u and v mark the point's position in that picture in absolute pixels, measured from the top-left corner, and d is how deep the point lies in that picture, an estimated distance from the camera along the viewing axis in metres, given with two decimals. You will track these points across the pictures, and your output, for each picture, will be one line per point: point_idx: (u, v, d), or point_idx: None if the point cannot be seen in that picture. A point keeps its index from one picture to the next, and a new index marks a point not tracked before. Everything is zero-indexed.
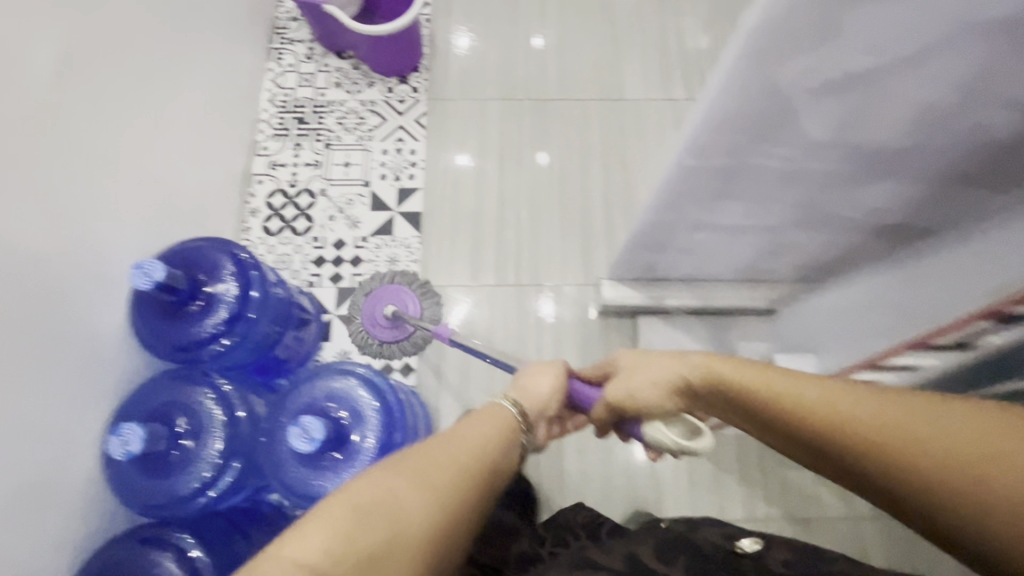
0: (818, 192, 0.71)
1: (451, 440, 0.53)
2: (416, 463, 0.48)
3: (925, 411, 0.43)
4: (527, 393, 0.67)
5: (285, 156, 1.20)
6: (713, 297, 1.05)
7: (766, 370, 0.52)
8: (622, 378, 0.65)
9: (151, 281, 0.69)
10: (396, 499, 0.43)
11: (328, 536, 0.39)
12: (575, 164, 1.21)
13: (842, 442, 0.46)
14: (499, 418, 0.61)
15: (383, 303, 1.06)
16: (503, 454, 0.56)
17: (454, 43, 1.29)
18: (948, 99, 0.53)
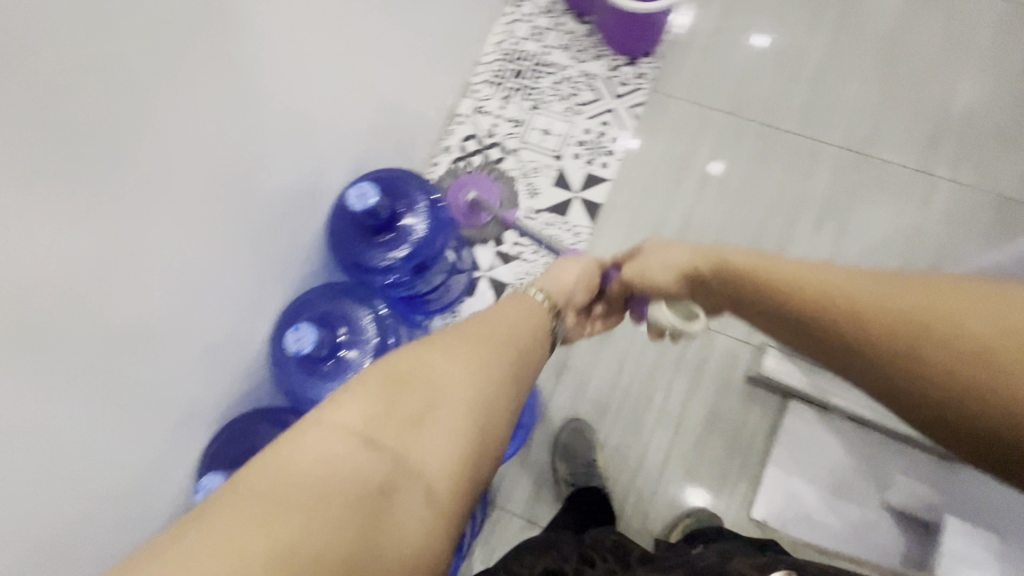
0: None
1: (472, 323, 0.55)
2: (434, 339, 0.49)
3: (956, 299, 0.46)
4: (556, 276, 0.72)
5: (492, 104, 1.20)
6: (883, 411, 0.94)
7: (799, 267, 0.57)
8: (638, 260, 0.72)
9: (364, 203, 0.72)
10: (430, 369, 0.45)
11: (368, 403, 0.40)
12: (784, 208, 1.07)
13: (863, 321, 0.49)
14: (530, 304, 0.64)
15: (466, 189, 1.13)
16: (531, 332, 0.59)
17: (673, 20, 1.19)
18: None
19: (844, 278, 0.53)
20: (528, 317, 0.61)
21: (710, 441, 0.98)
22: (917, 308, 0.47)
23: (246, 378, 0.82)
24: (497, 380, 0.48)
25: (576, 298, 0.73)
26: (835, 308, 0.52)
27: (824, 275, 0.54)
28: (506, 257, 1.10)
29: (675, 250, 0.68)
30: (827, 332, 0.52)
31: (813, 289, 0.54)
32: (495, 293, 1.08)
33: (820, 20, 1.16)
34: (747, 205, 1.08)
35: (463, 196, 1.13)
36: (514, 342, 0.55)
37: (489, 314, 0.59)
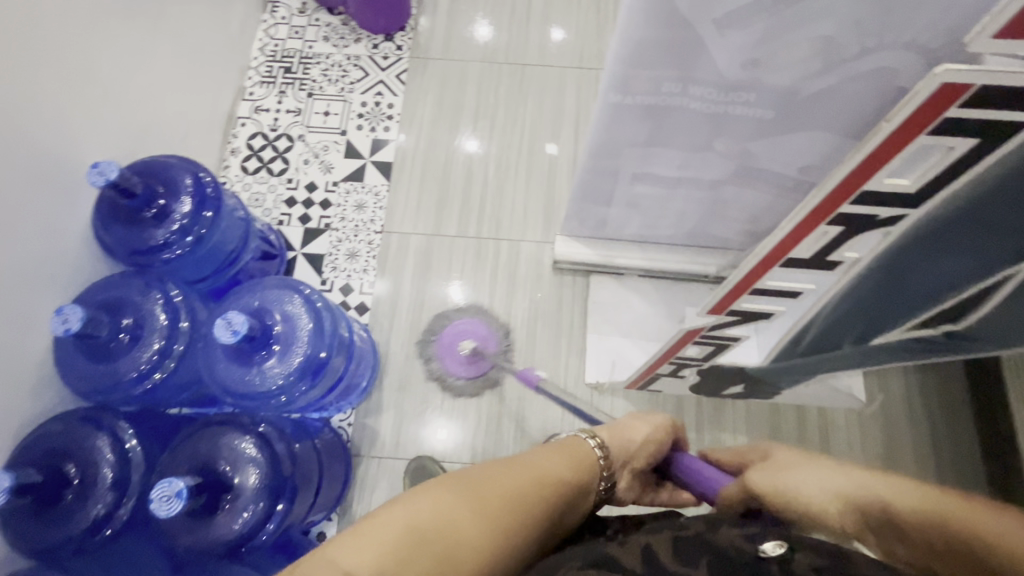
0: (749, 139, 0.73)
1: (517, 465, 0.53)
2: (475, 485, 0.49)
3: (999, 518, 0.46)
4: (619, 435, 0.67)
5: (269, 102, 1.25)
6: (661, 258, 1.06)
7: (914, 488, 0.50)
8: (771, 469, 0.58)
9: (105, 179, 0.74)
10: (456, 518, 0.45)
11: (384, 549, 0.41)
12: (546, 126, 1.24)
13: (898, 526, 0.49)
14: (579, 458, 0.60)
15: (462, 338, 1.08)
16: (568, 483, 0.56)
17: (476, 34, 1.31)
18: (847, 37, 0.55)
19: (834, 473, 0.54)
20: (574, 463, 0.59)
21: (538, 332, 1.09)
22: (952, 512, 0.47)
23: (41, 395, 0.78)
24: (510, 549, 0.47)
25: (640, 462, 0.67)
26: (897, 518, 0.49)
27: (870, 493, 0.51)
28: (316, 232, 1.15)
29: (808, 468, 0.56)
30: (896, 543, 0.50)
31: (828, 482, 0.54)
32: (313, 266, 1.12)
33: None
34: (516, 131, 1.23)
35: (460, 346, 1.07)
36: (550, 499, 0.53)
37: (539, 459, 0.57)
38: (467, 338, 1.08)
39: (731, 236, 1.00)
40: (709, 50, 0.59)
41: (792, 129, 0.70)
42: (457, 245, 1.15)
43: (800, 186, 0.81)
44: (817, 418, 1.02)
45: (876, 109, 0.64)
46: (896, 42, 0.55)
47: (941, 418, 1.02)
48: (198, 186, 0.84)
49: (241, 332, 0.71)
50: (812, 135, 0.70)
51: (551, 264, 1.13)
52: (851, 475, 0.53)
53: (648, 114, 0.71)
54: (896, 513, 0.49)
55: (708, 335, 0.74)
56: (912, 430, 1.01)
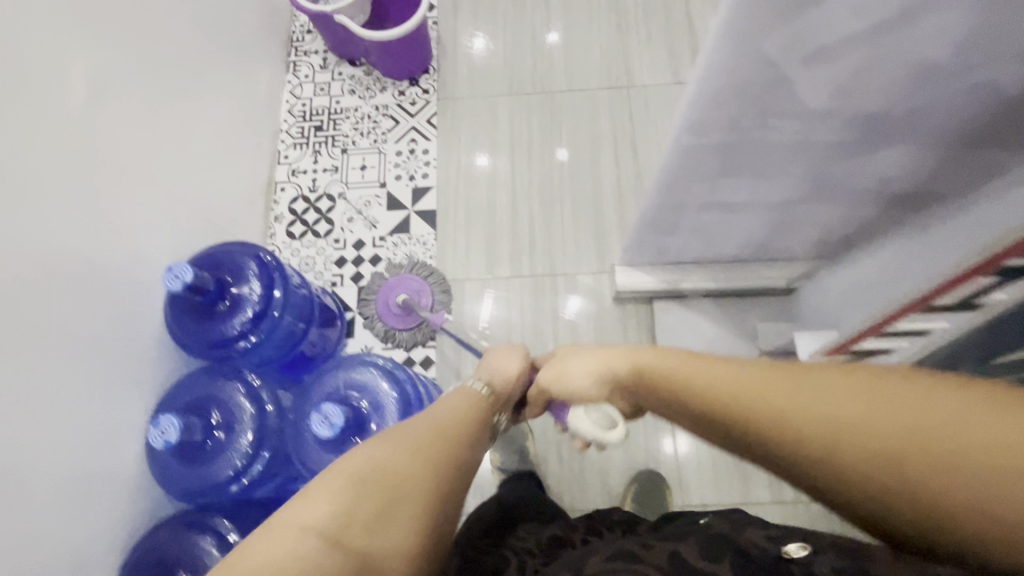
0: (829, 160, 0.70)
1: (434, 417, 0.58)
2: (400, 436, 0.52)
3: (883, 401, 0.40)
4: (561, 378, 0.66)
5: (305, 163, 1.25)
6: (726, 277, 1.04)
7: (802, 375, 0.45)
8: (557, 363, 0.67)
9: (181, 283, 0.73)
10: (391, 466, 0.47)
11: (331, 501, 0.42)
12: (585, 152, 1.21)
13: (753, 424, 0.46)
14: (472, 397, 0.66)
15: (395, 292, 1.11)
16: (475, 422, 0.62)
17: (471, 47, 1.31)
18: (953, 58, 0.52)
19: (695, 364, 0.52)
20: (473, 404, 0.65)
21: None
22: (821, 406, 0.42)
23: (140, 499, 0.79)
24: (445, 486, 0.50)
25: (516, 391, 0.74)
26: (739, 413, 0.47)
27: (715, 382, 0.49)
28: (370, 290, 1.14)
29: (673, 362, 0.55)
30: (729, 428, 0.48)
31: (690, 375, 0.52)
32: (372, 325, 1.12)
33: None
34: (555, 161, 1.21)
35: (395, 299, 1.10)
36: (469, 436, 0.58)
37: (445, 408, 0.62)
38: (400, 291, 1.11)
39: (800, 249, 0.96)
40: (797, 85, 0.57)
41: (880, 147, 0.67)
42: (512, 285, 1.13)
43: (882, 197, 0.78)
44: None
45: (976, 120, 0.60)
46: (1011, 57, 0.51)
47: None
48: (263, 271, 0.84)
49: (337, 422, 0.70)
50: (901, 150, 0.67)
51: (612, 294, 1.11)
52: (733, 378, 0.48)
53: (722, 150, 0.69)
54: (736, 411, 0.47)
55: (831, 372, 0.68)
56: None
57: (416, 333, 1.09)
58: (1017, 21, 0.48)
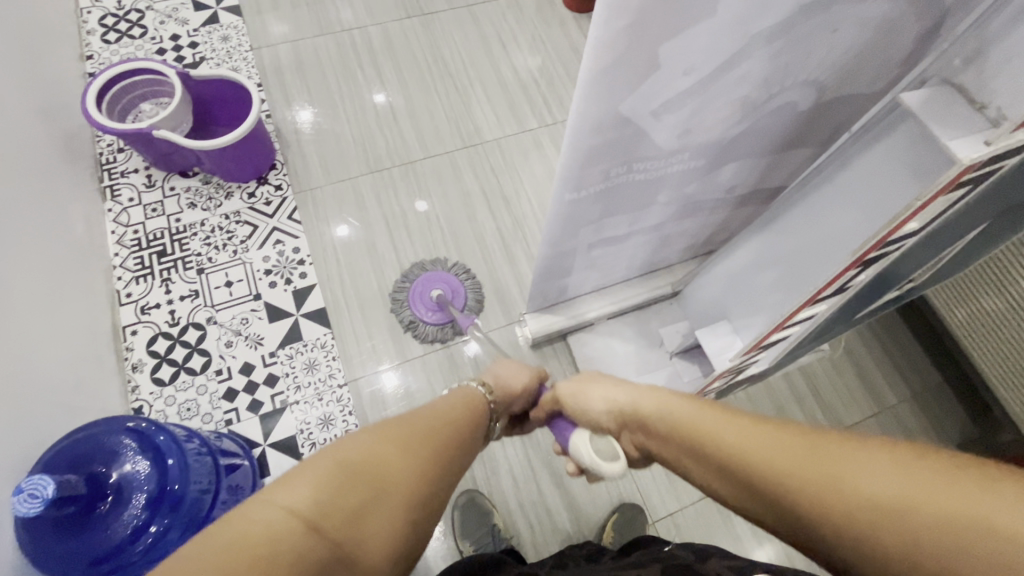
0: (686, 184, 0.79)
1: (426, 412, 0.55)
2: (396, 428, 0.48)
3: (865, 461, 0.39)
4: (584, 395, 0.63)
5: (155, 295, 1.09)
6: (623, 297, 1.10)
7: (781, 433, 0.45)
8: (590, 385, 0.65)
9: (42, 500, 0.61)
10: (380, 455, 0.44)
11: (316, 485, 0.38)
12: (459, 211, 1.23)
13: (737, 464, 0.45)
14: (473, 401, 0.64)
15: (432, 287, 1.13)
16: (471, 425, 0.59)
17: (295, 116, 1.30)
18: (761, 90, 0.63)
19: (646, 394, 0.57)
20: (470, 406, 0.62)
21: None
22: (798, 456, 0.42)
23: None
24: (430, 483, 0.47)
25: (518, 405, 0.74)
26: (725, 454, 0.46)
27: (775, 447, 0.44)
28: (275, 415, 1.02)
29: (675, 403, 0.54)
30: (682, 454, 0.51)
31: (682, 418, 0.51)
32: (289, 453, 1.00)
33: (383, 73, 1.37)
34: (433, 226, 1.21)
35: (429, 294, 1.12)
36: (461, 436, 0.55)
37: (445, 405, 0.59)
38: (437, 287, 1.13)
39: (676, 256, 1.07)
40: (651, 134, 0.64)
41: (722, 165, 0.77)
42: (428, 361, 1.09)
43: (730, 200, 0.90)
44: (803, 378, 1.13)
45: (785, 130, 0.73)
46: (797, 82, 0.63)
47: (885, 333, 1.17)
48: (143, 443, 0.73)
49: None
50: (737, 164, 0.78)
51: (526, 341, 1.12)
52: (730, 425, 0.48)
53: (600, 197, 0.74)
54: (726, 457, 0.46)
55: (754, 362, 0.77)
56: (873, 354, 1.15)
57: (423, 329, 1.09)
58: (797, 58, 0.59)
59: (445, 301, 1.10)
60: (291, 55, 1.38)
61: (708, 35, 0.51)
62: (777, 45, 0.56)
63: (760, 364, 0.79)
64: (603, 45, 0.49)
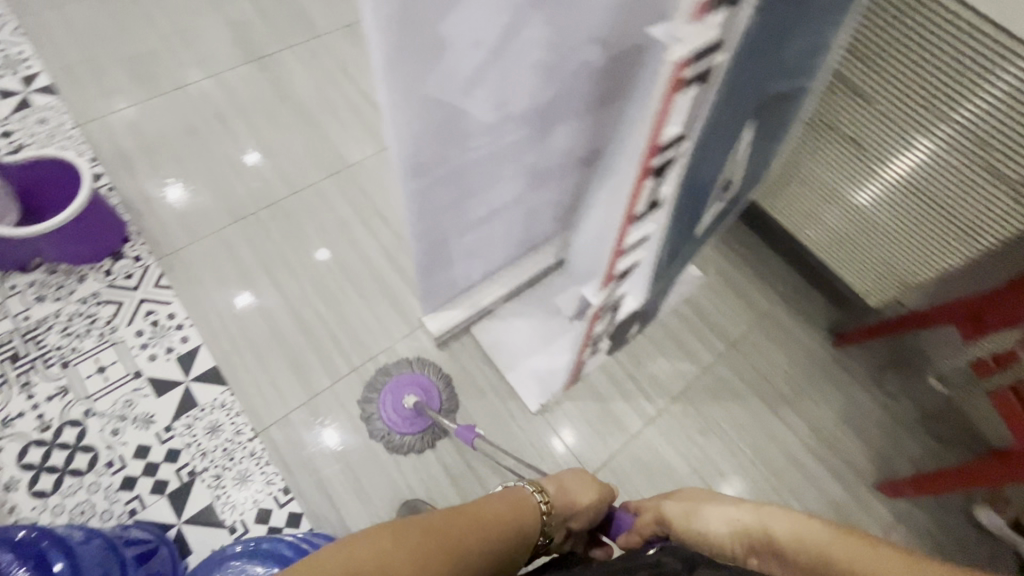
0: (526, 154, 0.86)
1: (466, 517, 0.57)
2: (422, 530, 0.52)
3: None
4: (694, 514, 0.61)
5: (16, 403, 0.99)
6: (512, 279, 1.16)
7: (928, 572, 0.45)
8: (694, 502, 0.63)
9: None
10: (392, 562, 0.47)
11: None
12: (338, 238, 1.22)
13: None
14: (526, 505, 0.65)
15: (404, 392, 1.06)
16: (508, 533, 0.60)
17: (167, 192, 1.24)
18: (552, 53, 0.70)
19: (765, 513, 0.56)
20: (520, 508, 0.64)
21: (467, 405, 1.10)
22: None
23: None
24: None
25: (577, 521, 0.72)
26: None
27: None
28: (184, 489, 0.96)
29: (800, 525, 0.53)
30: None
31: (810, 545, 0.51)
32: (208, 523, 0.94)
33: (230, 123, 1.35)
34: (315, 258, 1.19)
35: (403, 402, 1.05)
36: (494, 554, 0.57)
37: (490, 508, 0.61)
38: (409, 392, 1.07)
39: (550, 227, 1.14)
40: (468, 110, 0.69)
41: (550, 130, 0.84)
42: (339, 390, 1.07)
43: (575, 163, 0.98)
44: (691, 309, 1.23)
45: (593, 87, 0.82)
46: (583, 41, 0.71)
47: (750, 251, 1.30)
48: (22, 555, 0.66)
49: None
50: (564, 126, 0.86)
51: (433, 343, 1.13)
52: (864, 560, 0.47)
53: (446, 181, 0.78)
54: None
55: (624, 296, 0.84)
56: (744, 272, 1.28)
57: (405, 442, 1.03)
58: (570, 19, 0.67)
59: (422, 408, 1.04)
60: (125, 125, 1.31)
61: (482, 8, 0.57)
62: (546, 10, 0.63)
63: (631, 295, 0.87)
64: (382, 32, 0.53)
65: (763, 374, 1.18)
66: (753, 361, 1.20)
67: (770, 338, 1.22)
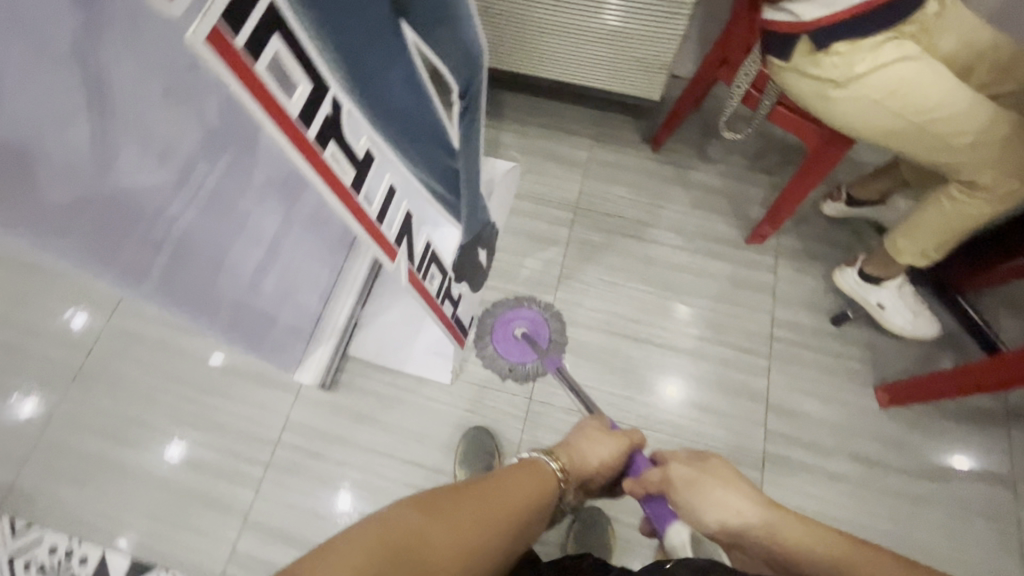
0: (246, 175, 0.77)
1: (491, 491, 0.60)
2: (443, 507, 0.54)
3: None
4: (701, 493, 0.61)
5: None
6: (355, 283, 1.07)
7: None
8: (706, 477, 0.62)
9: None
10: (424, 535, 0.50)
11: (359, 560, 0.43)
12: (165, 359, 1.10)
13: None
14: (542, 472, 0.68)
15: (514, 324, 1.11)
16: (529, 501, 0.63)
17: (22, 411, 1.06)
18: (170, 70, 0.60)
19: (778, 510, 0.57)
20: (540, 477, 0.67)
21: (390, 417, 1.06)
22: None
23: None
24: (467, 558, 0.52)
25: (597, 479, 0.73)
26: None
27: None
28: None
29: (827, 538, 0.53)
30: None
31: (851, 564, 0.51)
32: None
33: None
34: (157, 394, 1.07)
35: (515, 331, 1.10)
36: (513, 521, 0.59)
37: (511, 478, 0.64)
38: (520, 323, 1.12)
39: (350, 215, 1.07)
40: (134, 182, 0.58)
41: (250, 137, 0.75)
42: (266, 491, 1.01)
43: None
44: (523, 200, 1.23)
45: None
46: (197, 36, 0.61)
47: (539, 116, 1.30)
48: None
49: None
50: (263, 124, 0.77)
51: (322, 387, 1.07)
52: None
53: (182, 256, 0.69)
54: None
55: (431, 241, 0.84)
56: (545, 139, 1.28)
57: (517, 369, 1.08)
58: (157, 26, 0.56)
59: (531, 338, 1.09)
60: None
61: (34, 80, 0.45)
62: (117, 33, 0.52)
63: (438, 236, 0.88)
64: None
65: (612, 213, 1.22)
66: (599, 208, 1.23)
67: (599, 180, 1.25)
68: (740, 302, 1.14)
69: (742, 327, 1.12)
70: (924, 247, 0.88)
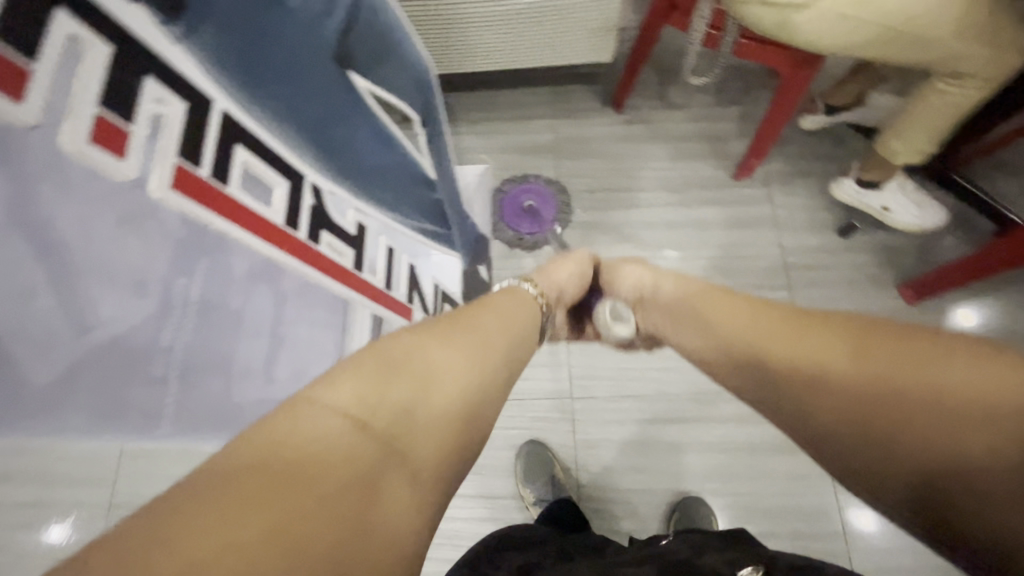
0: None
1: (490, 320, 0.54)
2: (443, 331, 0.48)
3: (1021, 393, 0.36)
4: (625, 278, 0.71)
5: None
6: None
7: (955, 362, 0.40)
8: (670, 280, 0.65)
9: None
10: (432, 359, 0.43)
11: (356, 387, 0.37)
12: None
13: (895, 398, 0.40)
14: (527, 304, 0.62)
15: (522, 197, 1.16)
16: (525, 324, 0.58)
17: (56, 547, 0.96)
18: None
19: (774, 319, 0.51)
20: (524, 307, 0.61)
21: None
22: (972, 390, 0.38)
23: None
24: (479, 374, 0.46)
25: (572, 292, 0.72)
26: (880, 393, 0.41)
27: (931, 378, 0.39)
28: None
29: (791, 325, 0.50)
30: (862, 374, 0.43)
31: (841, 335, 0.46)
32: None
33: None
34: None
35: (522, 203, 1.15)
36: (513, 344, 0.53)
37: (504, 307, 0.58)
38: (527, 198, 1.16)
39: None
40: None
41: None
42: None
43: None
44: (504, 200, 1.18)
45: None
46: None
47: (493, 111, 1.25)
48: None
49: None
50: None
51: None
52: (883, 359, 0.42)
53: None
54: (873, 406, 0.41)
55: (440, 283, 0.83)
56: (507, 133, 1.23)
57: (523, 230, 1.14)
58: None
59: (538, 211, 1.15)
60: None
61: None
62: None
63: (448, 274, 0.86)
64: None
65: (596, 188, 1.18)
66: (581, 185, 1.19)
67: (573, 157, 1.21)
68: (749, 241, 1.12)
69: (758, 265, 1.10)
70: (920, 143, 0.87)
